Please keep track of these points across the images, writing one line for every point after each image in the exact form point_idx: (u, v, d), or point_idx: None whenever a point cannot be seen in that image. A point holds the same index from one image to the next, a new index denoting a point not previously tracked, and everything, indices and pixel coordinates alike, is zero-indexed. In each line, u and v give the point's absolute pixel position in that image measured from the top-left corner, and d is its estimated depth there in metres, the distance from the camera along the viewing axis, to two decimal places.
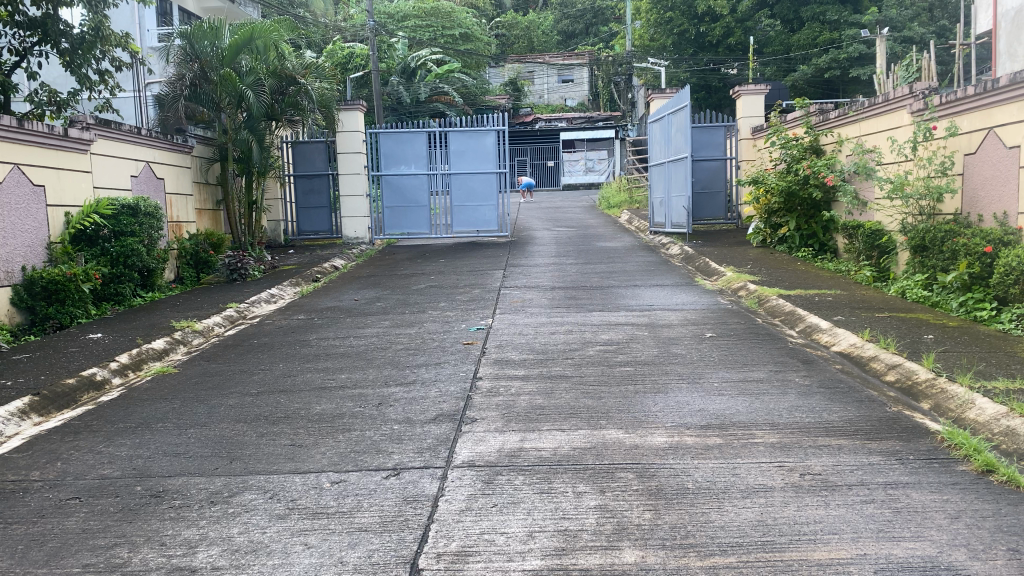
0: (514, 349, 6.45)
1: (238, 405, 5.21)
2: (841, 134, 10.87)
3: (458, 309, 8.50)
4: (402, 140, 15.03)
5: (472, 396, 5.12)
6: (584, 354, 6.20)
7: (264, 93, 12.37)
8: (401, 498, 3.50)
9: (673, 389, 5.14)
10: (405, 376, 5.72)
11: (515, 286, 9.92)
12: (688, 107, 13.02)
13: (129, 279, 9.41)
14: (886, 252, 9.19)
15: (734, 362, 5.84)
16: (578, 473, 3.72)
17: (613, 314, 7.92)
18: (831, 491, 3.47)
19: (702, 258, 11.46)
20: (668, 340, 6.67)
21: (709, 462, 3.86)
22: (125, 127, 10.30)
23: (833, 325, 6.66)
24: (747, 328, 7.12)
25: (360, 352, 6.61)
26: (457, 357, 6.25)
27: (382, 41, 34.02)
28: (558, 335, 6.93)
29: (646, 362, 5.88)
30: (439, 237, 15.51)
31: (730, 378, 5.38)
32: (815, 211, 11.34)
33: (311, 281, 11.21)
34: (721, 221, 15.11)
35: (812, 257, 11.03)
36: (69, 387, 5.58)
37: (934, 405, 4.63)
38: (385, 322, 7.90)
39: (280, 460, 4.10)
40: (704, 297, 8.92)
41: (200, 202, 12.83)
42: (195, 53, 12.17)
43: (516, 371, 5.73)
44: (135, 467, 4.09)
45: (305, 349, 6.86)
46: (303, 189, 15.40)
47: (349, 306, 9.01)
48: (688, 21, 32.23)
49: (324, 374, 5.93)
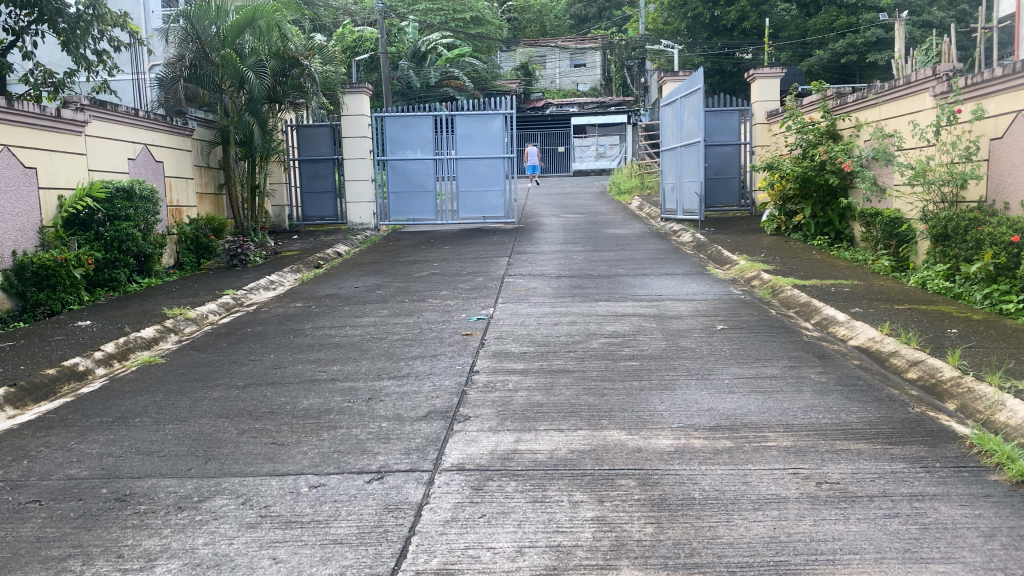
0: (515, 341, 6.16)
1: (223, 399, 4.95)
2: (858, 118, 10.50)
3: (460, 297, 8.22)
4: (408, 124, 14.73)
5: (467, 392, 4.84)
6: (588, 347, 5.91)
7: (266, 76, 12.08)
8: (383, 506, 3.23)
9: (681, 386, 4.84)
10: (399, 369, 5.45)
11: (520, 274, 9.62)
12: (701, 91, 12.65)
13: (124, 265, 9.16)
14: (905, 240, 8.87)
15: (745, 356, 5.54)
16: (575, 480, 3.44)
17: (620, 304, 7.62)
18: (851, 503, 3.17)
19: (715, 246, 11.13)
20: (677, 332, 6.37)
21: (720, 468, 3.56)
22: (121, 108, 10.05)
23: (850, 318, 6.35)
24: (759, 320, 6.82)
25: (356, 342, 6.33)
26: (455, 349, 5.96)
27: (392, 25, 33.56)
28: (561, 326, 6.65)
29: (653, 356, 5.59)
30: (445, 223, 15.21)
31: (742, 375, 5.06)
32: (830, 198, 10.98)
33: (313, 267, 10.95)
34: (734, 208, 14.75)
35: (827, 245, 10.67)
36: (49, 378, 5.34)
37: (961, 406, 4.32)
38: (382, 311, 7.62)
39: (258, 461, 3.84)
40: (715, 286, 8.60)
41: (201, 186, 12.57)
42: (195, 34, 11.88)
43: (516, 364, 5.45)
44: (105, 467, 3.84)
45: (298, 338, 6.59)
46: (308, 173, 15.11)
47: (348, 293, 8.74)
48: (703, 4, 31.72)
49: (316, 366, 5.65)
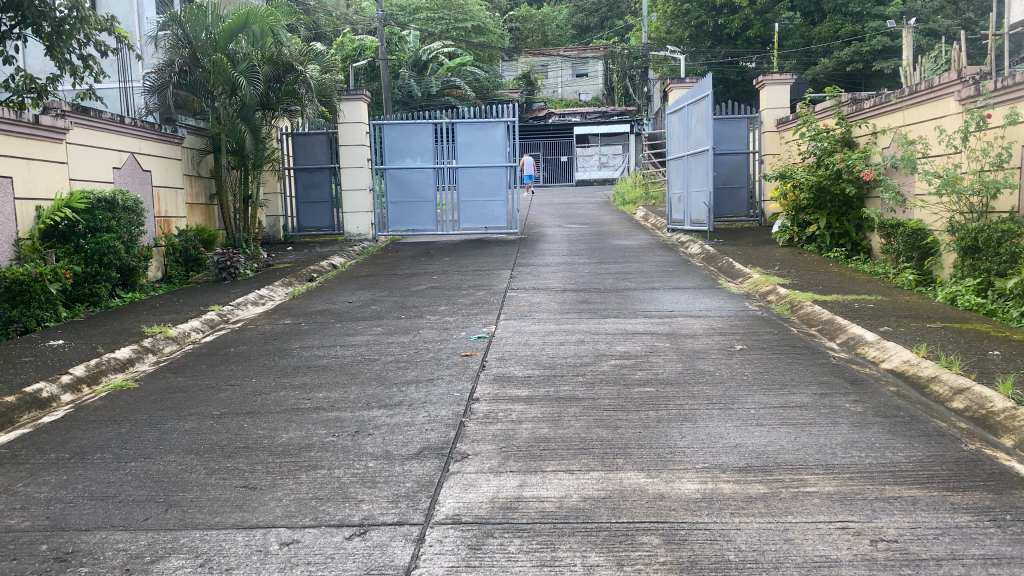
0: (518, 363, 5.69)
1: (194, 432, 4.48)
2: (876, 125, 10.05)
3: (459, 313, 7.75)
4: (407, 132, 14.31)
5: (465, 424, 4.35)
6: (597, 370, 5.42)
7: (258, 82, 11.61)
8: (364, 571, 2.75)
9: (703, 417, 4.35)
10: (391, 396, 4.96)
11: (523, 288, 9.14)
12: (709, 97, 12.19)
13: (106, 279, 8.68)
14: (929, 253, 8.42)
15: (769, 382, 5.06)
16: (589, 537, 2.96)
17: (630, 321, 7.14)
18: (916, 568, 2.69)
19: (725, 258, 10.67)
20: (693, 353, 5.89)
21: (756, 522, 3.07)
22: (106, 115, 9.60)
23: (880, 337, 5.89)
24: (780, 339, 6.34)
25: (345, 364, 5.85)
26: (453, 372, 5.49)
27: (392, 33, 33.22)
28: (568, 346, 6.17)
29: (669, 381, 5.10)
30: (446, 234, 14.76)
31: (770, 404, 4.57)
32: (846, 208, 10.53)
33: (306, 281, 10.49)
34: (743, 218, 14.30)
35: (845, 257, 10.19)
36: (6, 407, 4.85)
37: (1020, 443, 3.84)
38: (376, 329, 7.15)
39: (225, 509, 3.36)
40: (729, 301, 8.12)
41: (191, 196, 12.13)
42: (187, 38, 11.53)
43: (519, 391, 4.97)
44: (50, 517, 3.36)
45: (284, 360, 6.12)
46: (303, 183, 14.68)
47: (341, 309, 8.27)
48: (706, 13, 31.34)
49: (300, 393, 5.17)
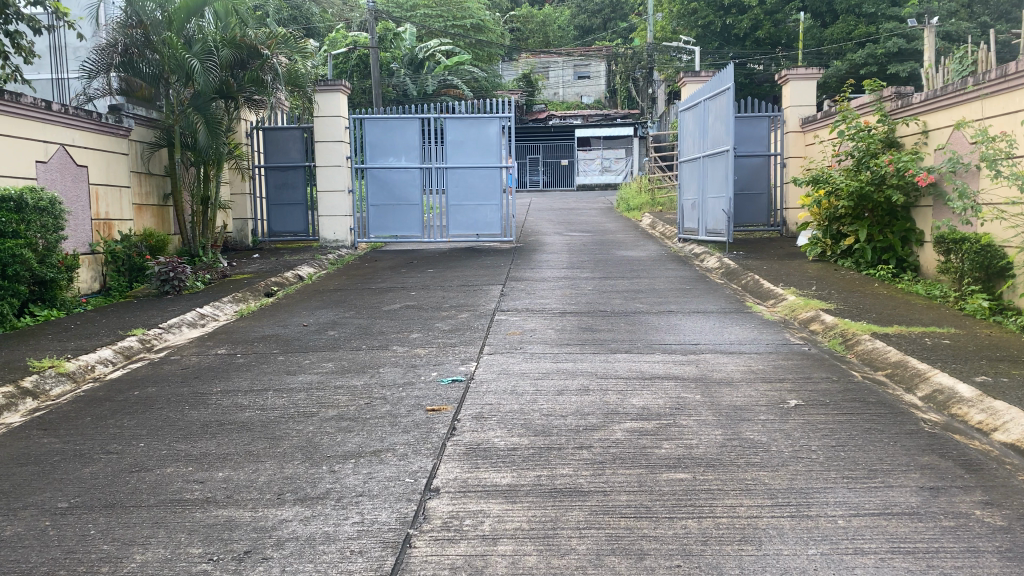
0: (500, 426, 4.20)
1: (11, 545, 3.00)
2: (928, 122, 8.61)
3: (434, 343, 6.29)
4: (389, 128, 12.82)
5: (412, 543, 2.88)
6: (606, 439, 3.97)
7: (214, 68, 10.10)
8: None
9: (769, 536, 2.89)
10: (316, 483, 3.49)
11: (513, 310, 7.67)
12: (731, 90, 10.71)
13: (13, 295, 7.16)
14: (1004, 275, 6.95)
15: (851, 465, 3.62)
16: None
17: (645, 358, 5.68)
18: None
19: (750, 274, 9.23)
20: (735, 411, 4.43)
21: None
22: (26, 99, 8.13)
23: (983, 394, 4.42)
24: (844, 389, 4.90)
25: (270, 423, 4.38)
26: (411, 441, 4.00)
27: (388, 29, 31.78)
28: (567, 397, 4.70)
29: (708, 463, 3.63)
30: (432, 241, 13.21)
31: (860, 509, 3.12)
32: (890, 219, 9.10)
33: (263, 295, 9.02)
34: (761, 228, 12.92)
35: (889, 275, 8.74)
36: None
37: None
38: (327, 365, 5.68)
39: None
40: (765, 331, 6.65)
41: (140, 195, 10.66)
42: (136, 15, 10.04)
43: (499, 477, 3.49)
44: None
45: (194, 412, 4.64)
46: (275, 183, 13.30)
47: (292, 335, 6.81)
48: (714, 12, 30.12)
49: (193, 472, 3.69)
